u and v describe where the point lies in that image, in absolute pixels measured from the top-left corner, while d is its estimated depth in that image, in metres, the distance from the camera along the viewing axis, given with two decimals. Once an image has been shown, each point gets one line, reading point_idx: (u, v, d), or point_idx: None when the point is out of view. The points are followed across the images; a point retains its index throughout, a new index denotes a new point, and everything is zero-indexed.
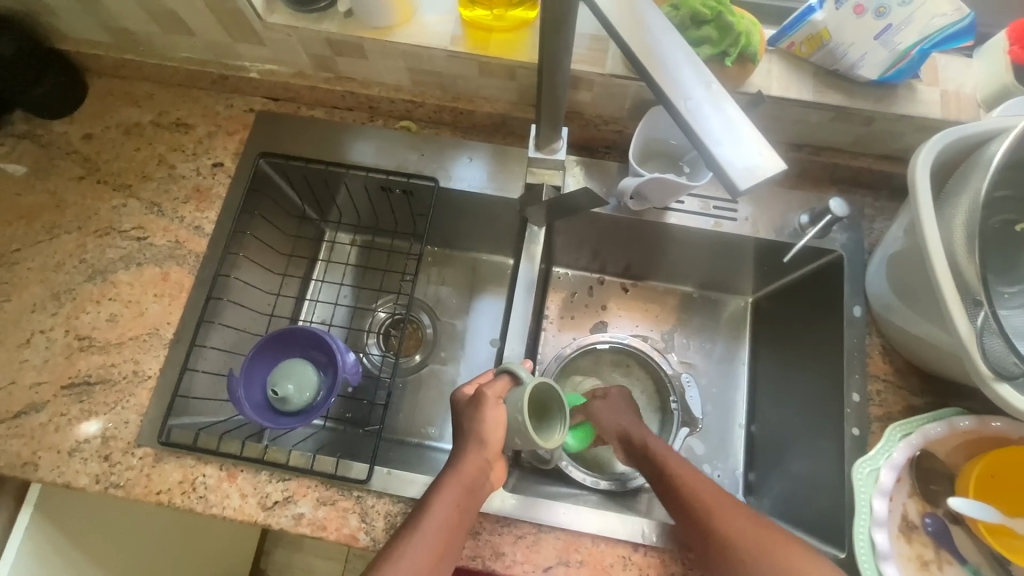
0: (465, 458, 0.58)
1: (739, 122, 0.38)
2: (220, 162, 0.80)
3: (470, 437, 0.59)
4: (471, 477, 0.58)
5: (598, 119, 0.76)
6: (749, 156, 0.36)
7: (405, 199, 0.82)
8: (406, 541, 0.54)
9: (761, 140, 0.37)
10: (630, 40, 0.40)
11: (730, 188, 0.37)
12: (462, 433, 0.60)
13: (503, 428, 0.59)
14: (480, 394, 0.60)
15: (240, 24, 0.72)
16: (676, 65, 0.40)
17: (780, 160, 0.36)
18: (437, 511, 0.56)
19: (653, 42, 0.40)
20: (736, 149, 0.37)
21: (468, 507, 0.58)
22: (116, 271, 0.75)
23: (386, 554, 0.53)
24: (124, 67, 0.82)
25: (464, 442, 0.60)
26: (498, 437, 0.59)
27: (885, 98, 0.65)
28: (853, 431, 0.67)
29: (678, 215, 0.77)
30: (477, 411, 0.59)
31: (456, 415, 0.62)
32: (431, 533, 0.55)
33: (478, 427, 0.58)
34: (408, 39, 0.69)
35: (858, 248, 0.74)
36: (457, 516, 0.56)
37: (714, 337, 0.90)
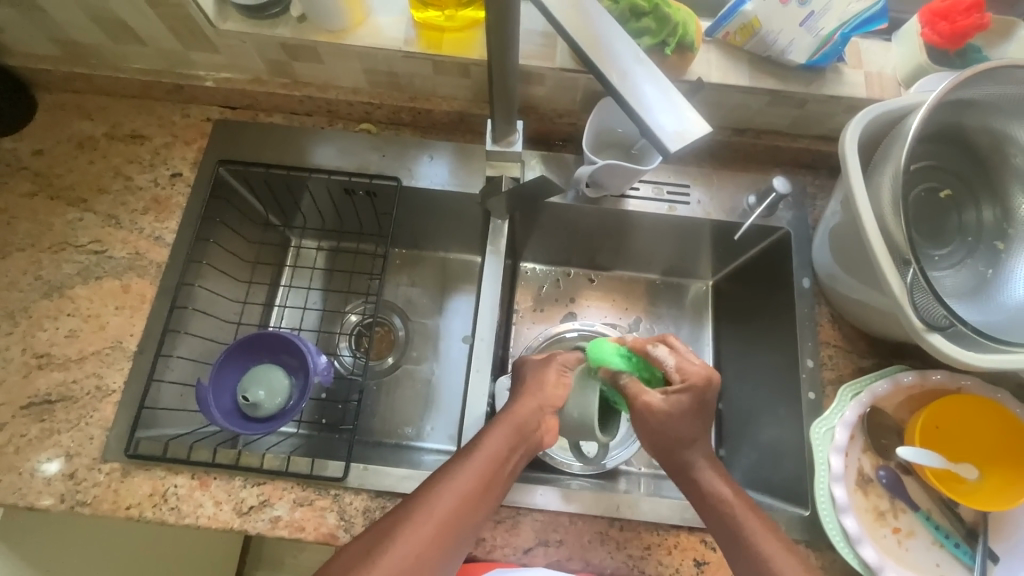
0: (520, 403, 0.63)
1: (680, 102, 0.41)
2: (178, 172, 0.79)
3: (531, 386, 0.65)
4: (525, 419, 0.62)
5: (553, 112, 0.78)
6: (677, 121, 0.40)
7: (370, 200, 0.83)
8: (453, 467, 0.57)
9: (690, 109, 0.41)
10: (571, 27, 0.43)
11: (668, 150, 0.40)
12: (521, 389, 0.66)
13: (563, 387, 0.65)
14: (550, 357, 0.68)
15: (193, 32, 0.71)
16: (612, 48, 0.43)
17: (705, 123, 0.41)
18: (491, 445, 0.59)
19: (591, 29, 0.43)
20: (666, 116, 0.40)
21: (518, 448, 0.60)
22: (73, 286, 0.73)
23: (437, 474, 0.57)
24: (74, 80, 0.81)
25: (518, 395, 0.65)
26: (556, 395, 0.64)
27: (815, 81, 0.70)
28: (809, 394, 0.71)
29: (635, 201, 0.80)
30: (540, 369, 0.67)
31: (523, 374, 0.69)
32: (483, 463, 0.57)
33: (540, 377, 0.66)
34: (362, 41, 0.70)
35: (803, 224, 0.78)
36: (507, 452, 0.59)
37: (678, 321, 0.93)
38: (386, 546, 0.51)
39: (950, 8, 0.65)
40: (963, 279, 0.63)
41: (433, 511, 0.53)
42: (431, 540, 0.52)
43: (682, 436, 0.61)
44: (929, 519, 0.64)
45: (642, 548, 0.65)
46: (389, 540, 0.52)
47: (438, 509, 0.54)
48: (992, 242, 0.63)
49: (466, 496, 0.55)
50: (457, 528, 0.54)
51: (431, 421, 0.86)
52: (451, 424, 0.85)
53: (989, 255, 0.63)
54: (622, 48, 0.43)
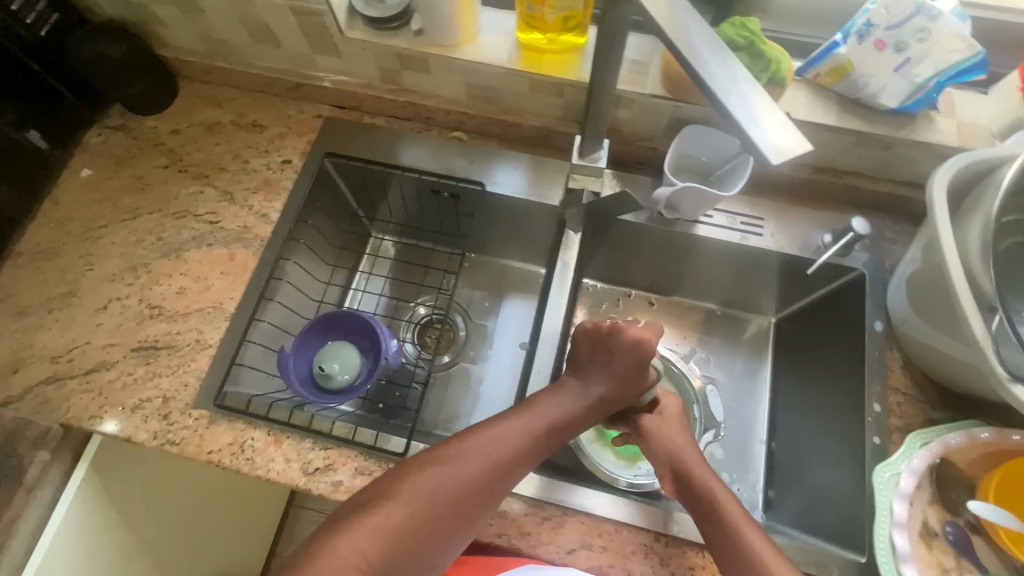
0: (595, 386, 0.68)
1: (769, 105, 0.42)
2: (288, 159, 0.88)
3: (619, 373, 0.68)
4: (596, 400, 0.67)
5: (634, 136, 0.81)
6: (775, 135, 0.41)
7: (453, 202, 0.89)
8: (515, 415, 0.64)
9: (790, 126, 0.42)
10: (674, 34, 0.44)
11: (769, 162, 0.41)
12: (601, 368, 0.68)
13: (640, 384, 0.69)
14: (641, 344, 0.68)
15: (322, 38, 0.80)
16: (716, 60, 0.44)
17: (804, 141, 0.41)
18: (555, 408, 0.66)
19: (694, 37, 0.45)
20: (767, 130, 0.41)
21: (577, 421, 0.67)
22: (188, 249, 0.82)
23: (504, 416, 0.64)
24: (212, 72, 0.91)
25: (600, 368, 0.69)
26: (632, 388, 0.69)
27: (904, 126, 0.71)
28: (874, 439, 0.69)
29: (707, 227, 0.82)
30: (632, 355, 0.68)
31: (608, 347, 0.69)
32: (543, 421, 0.64)
33: (623, 365, 0.68)
34: (469, 57, 0.76)
35: (878, 267, 0.78)
36: (572, 418, 0.66)
37: (736, 354, 0.93)
38: (454, 461, 0.59)
39: None
40: None
41: (497, 451, 0.61)
42: (488, 476, 0.59)
43: (684, 442, 0.68)
44: None
45: (686, 567, 0.65)
46: (451, 458, 0.59)
47: (498, 446, 0.61)
48: None
49: (523, 442, 0.62)
50: (511, 468, 0.61)
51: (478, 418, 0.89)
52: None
53: None
54: (704, 52, 0.44)
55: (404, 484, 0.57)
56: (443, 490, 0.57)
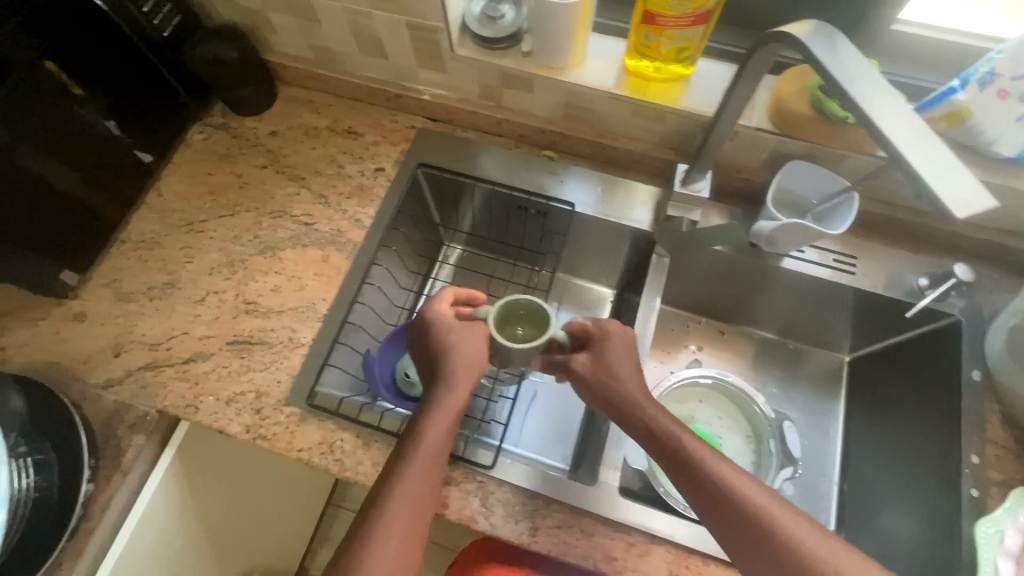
0: (430, 400, 0.62)
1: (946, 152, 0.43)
2: (382, 167, 0.90)
3: (444, 376, 0.63)
4: (465, 376, 0.63)
5: (731, 166, 0.81)
6: (958, 189, 0.41)
7: (539, 220, 0.90)
8: (403, 458, 0.58)
9: (971, 178, 0.42)
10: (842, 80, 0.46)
11: (954, 215, 0.41)
12: (437, 374, 0.64)
13: (481, 343, 0.64)
14: (452, 323, 0.66)
15: (431, 53, 0.82)
16: (886, 108, 0.45)
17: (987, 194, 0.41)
18: (448, 398, 0.62)
19: (860, 82, 0.46)
20: (948, 182, 0.41)
21: (447, 435, 0.61)
22: (283, 248, 0.85)
23: (396, 460, 0.59)
24: (313, 78, 0.94)
25: (440, 353, 0.65)
26: (477, 355, 0.64)
27: (1018, 175, 0.70)
28: (971, 491, 0.68)
29: (797, 262, 0.81)
30: (455, 350, 0.64)
31: (444, 343, 0.65)
32: (448, 413, 0.62)
33: (459, 355, 0.64)
34: (576, 81, 0.78)
35: (975, 314, 0.76)
36: (442, 436, 0.60)
37: (808, 391, 0.93)
38: (376, 527, 0.54)
39: None
40: None
41: (405, 498, 0.56)
42: (408, 524, 0.55)
43: (647, 400, 0.61)
44: None
45: None
46: (374, 523, 0.55)
47: (424, 452, 0.59)
48: None
49: (424, 477, 0.58)
50: (427, 506, 0.57)
51: (539, 434, 0.86)
52: (561, 439, 0.85)
53: None
54: (877, 92, 0.45)
55: (362, 534, 0.54)
56: (384, 560, 0.53)
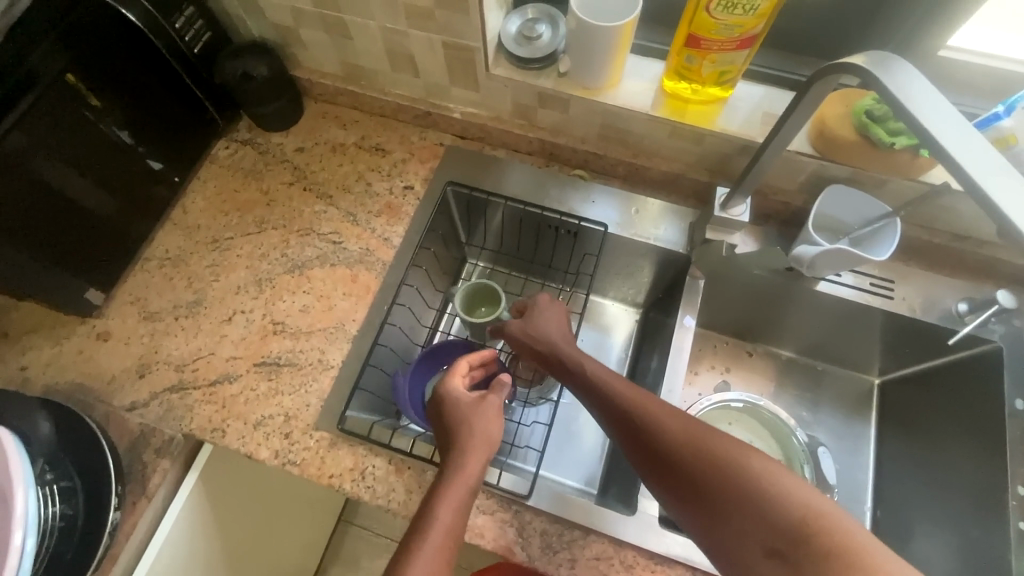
0: (449, 470, 0.60)
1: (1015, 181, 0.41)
2: (411, 185, 0.89)
3: (460, 448, 0.61)
4: (480, 446, 0.62)
5: (767, 189, 0.80)
6: None
7: (569, 239, 0.89)
8: (417, 529, 0.53)
9: None
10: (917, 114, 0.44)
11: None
12: (452, 448, 0.62)
13: (498, 418, 0.66)
14: (464, 399, 0.66)
15: (465, 71, 0.81)
16: (967, 143, 0.42)
17: None
18: (465, 465, 0.60)
19: (937, 116, 0.44)
20: None
21: (466, 508, 0.57)
22: (312, 267, 0.83)
23: (410, 533, 0.53)
24: (341, 94, 0.93)
25: (454, 432, 0.64)
26: (492, 430, 0.64)
27: None
28: (1020, 524, 0.66)
29: (834, 286, 0.80)
30: (469, 423, 0.64)
31: (453, 417, 0.65)
32: (464, 482, 0.58)
33: (473, 428, 0.64)
34: (613, 101, 0.77)
35: (1017, 339, 0.75)
36: (461, 505, 0.56)
37: (839, 414, 0.92)
38: None
39: None
40: None
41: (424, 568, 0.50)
42: None
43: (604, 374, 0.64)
44: None
45: None
46: None
47: (444, 522, 0.54)
48: None
49: (443, 548, 0.52)
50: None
51: (564, 455, 0.84)
52: (588, 461, 0.84)
53: None
54: (945, 122, 0.43)
55: None
56: None
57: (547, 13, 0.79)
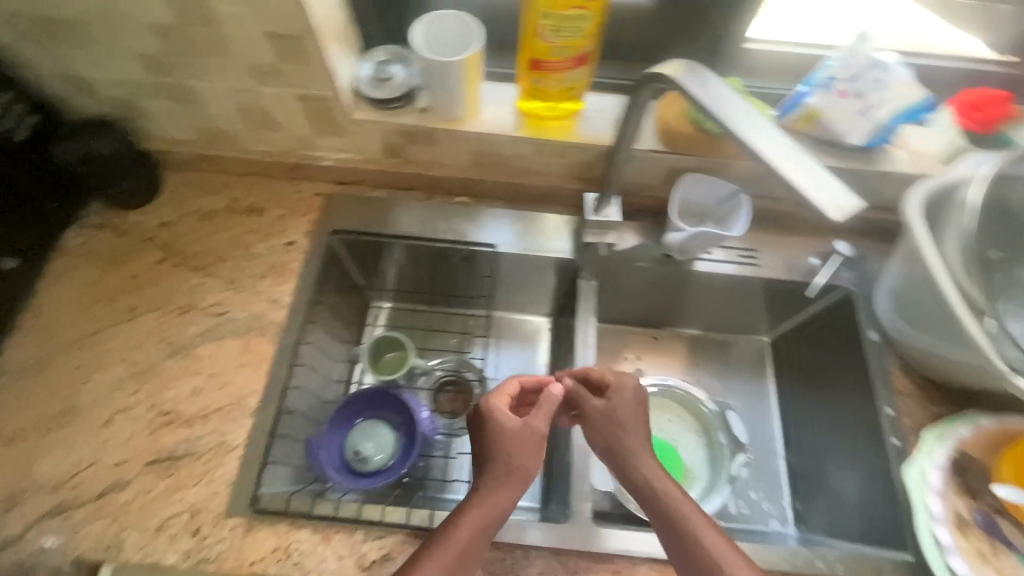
0: (482, 493, 0.62)
1: (810, 161, 0.46)
2: (293, 241, 0.86)
3: (499, 476, 0.63)
4: (512, 475, 0.63)
5: (635, 186, 0.86)
6: (833, 194, 0.44)
7: (464, 265, 0.90)
8: (436, 544, 0.59)
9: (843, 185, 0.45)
10: (717, 112, 0.50)
11: (833, 220, 0.44)
12: (486, 467, 0.64)
13: (536, 449, 0.65)
14: (493, 419, 0.66)
15: (326, 119, 0.80)
16: (759, 133, 0.48)
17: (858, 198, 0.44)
18: (493, 488, 0.62)
19: (735, 113, 0.49)
20: (824, 190, 0.44)
21: (487, 533, 0.61)
22: (197, 346, 0.78)
23: (429, 544, 0.59)
24: (202, 160, 0.89)
25: (489, 454, 0.65)
26: (528, 461, 0.64)
27: (871, 159, 0.80)
28: (894, 441, 0.75)
29: (708, 263, 0.88)
30: (507, 450, 0.64)
31: (485, 437, 0.66)
32: (495, 505, 0.61)
33: (507, 452, 0.64)
34: (476, 129, 0.80)
35: (864, 282, 0.86)
36: (484, 527, 0.60)
37: (743, 379, 0.99)
38: None
39: (982, 100, 0.76)
40: None
41: None
42: None
43: (638, 445, 0.67)
44: None
45: None
46: None
47: (457, 544, 0.59)
48: None
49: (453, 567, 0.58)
50: None
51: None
52: (525, 478, 0.84)
53: None
54: (741, 118, 0.49)
55: None
56: None
57: (396, 53, 0.81)
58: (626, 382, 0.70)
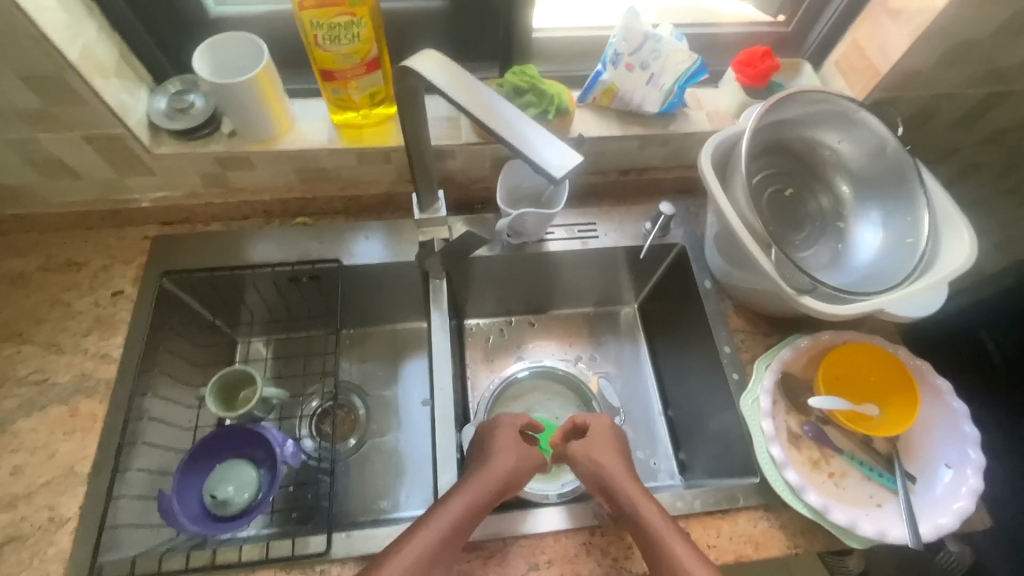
0: (476, 482, 0.64)
1: (531, 123, 0.51)
2: (120, 290, 0.81)
3: (494, 472, 0.66)
4: (503, 472, 0.66)
5: (468, 180, 0.89)
6: (552, 154, 0.49)
7: (315, 285, 0.88)
8: (420, 526, 0.59)
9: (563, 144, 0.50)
10: (450, 88, 0.54)
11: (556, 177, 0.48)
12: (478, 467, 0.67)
13: (527, 461, 0.69)
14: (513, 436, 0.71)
15: (127, 158, 0.77)
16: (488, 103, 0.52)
17: (577, 153, 0.49)
18: (484, 476, 0.65)
19: (469, 87, 0.54)
20: (545, 151, 0.49)
21: (471, 523, 0.62)
22: (16, 420, 0.72)
23: (413, 527, 0.59)
24: (2, 221, 0.82)
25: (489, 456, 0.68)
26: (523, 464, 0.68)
27: (671, 123, 0.86)
28: (734, 375, 0.81)
29: (554, 243, 0.91)
30: (506, 457, 0.68)
31: (495, 440, 0.70)
32: (478, 494, 0.63)
33: (497, 458, 0.67)
34: (290, 146, 0.79)
35: (694, 237, 0.93)
36: (467, 514, 0.61)
37: (617, 347, 1.03)
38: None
39: (750, 58, 0.84)
40: (822, 255, 0.81)
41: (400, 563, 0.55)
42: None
43: (625, 469, 0.68)
44: (854, 458, 0.74)
45: (624, 548, 0.69)
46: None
47: (449, 519, 0.60)
48: (835, 222, 0.83)
49: (431, 548, 0.57)
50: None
51: (407, 486, 0.86)
52: (416, 479, 0.87)
53: (835, 232, 0.82)
54: (471, 93, 0.53)
55: None
56: None
57: (191, 82, 0.79)
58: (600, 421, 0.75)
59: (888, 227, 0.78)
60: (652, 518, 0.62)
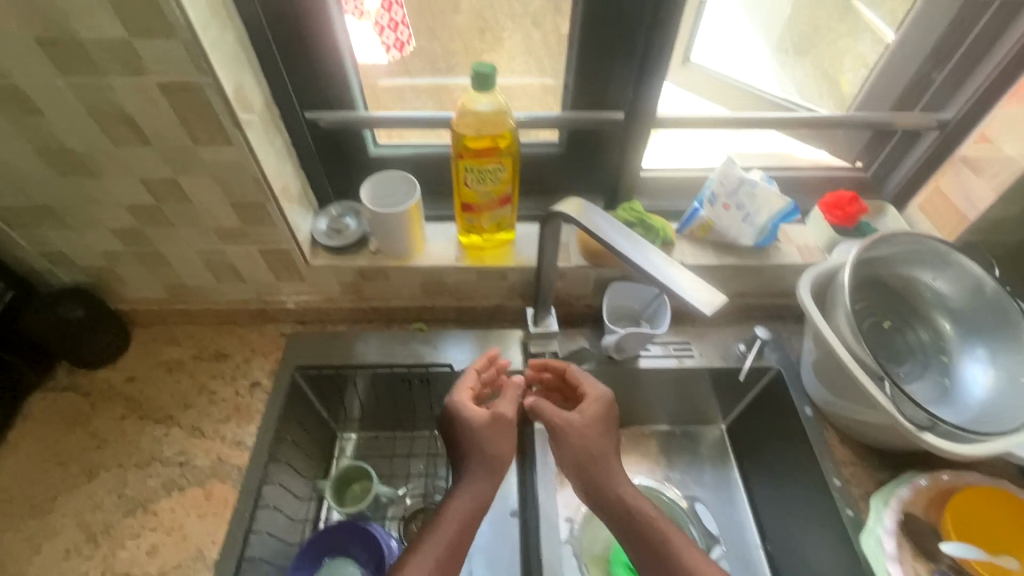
0: (465, 488, 0.72)
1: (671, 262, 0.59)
2: (257, 382, 0.90)
3: (482, 474, 0.73)
4: (484, 483, 0.73)
5: (571, 297, 0.97)
6: (701, 295, 0.56)
7: (424, 386, 0.94)
8: (419, 549, 0.67)
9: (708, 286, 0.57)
10: (594, 228, 0.63)
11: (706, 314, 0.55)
12: (467, 470, 0.74)
13: (508, 444, 0.76)
14: (493, 422, 0.76)
15: (286, 266, 0.89)
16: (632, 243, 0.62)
17: (721, 296, 0.56)
18: (466, 496, 0.72)
19: (610, 228, 0.64)
20: (693, 291, 0.57)
21: (468, 529, 0.70)
22: (157, 499, 0.79)
23: (411, 551, 0.67)
24: (169, 314, 0.95)
25: (470, 450, 0.75)
26: (498, 451, 0.75)
27: (764, 255, 0.93)
28: (848, 511, 0.78)
29: (649, 360, 0.95)
30: (486, 457, 0.74)
31: (473, 436, 0.75)
32: (467, 505, 0.71)
33: (482, 452, 0.74)
34: (424, 263, 0.91)
35: (788, 360, 0.94)
36: (464, 524, 0.70)
37: (703, 467, 1.01)
38: None
39: (837, 202, 0.92)
40: (929, 389, 0.81)
41: None
42: None
43: (594, 441, 0.75)
44: None
45: None
46: None
47: (444, 541, 0.68)
48: (939, 357, 0.84)
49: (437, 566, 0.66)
50: None
51: None
52: None
53: (941, 366, 0.83)
54: (614, 232, 0.63)
55: None
56: None
57: (348, 208, 0.94)
58: (593, 394, 0.79)
59: (997, 365, 0.79)
60: (636, 510, 0.71)
